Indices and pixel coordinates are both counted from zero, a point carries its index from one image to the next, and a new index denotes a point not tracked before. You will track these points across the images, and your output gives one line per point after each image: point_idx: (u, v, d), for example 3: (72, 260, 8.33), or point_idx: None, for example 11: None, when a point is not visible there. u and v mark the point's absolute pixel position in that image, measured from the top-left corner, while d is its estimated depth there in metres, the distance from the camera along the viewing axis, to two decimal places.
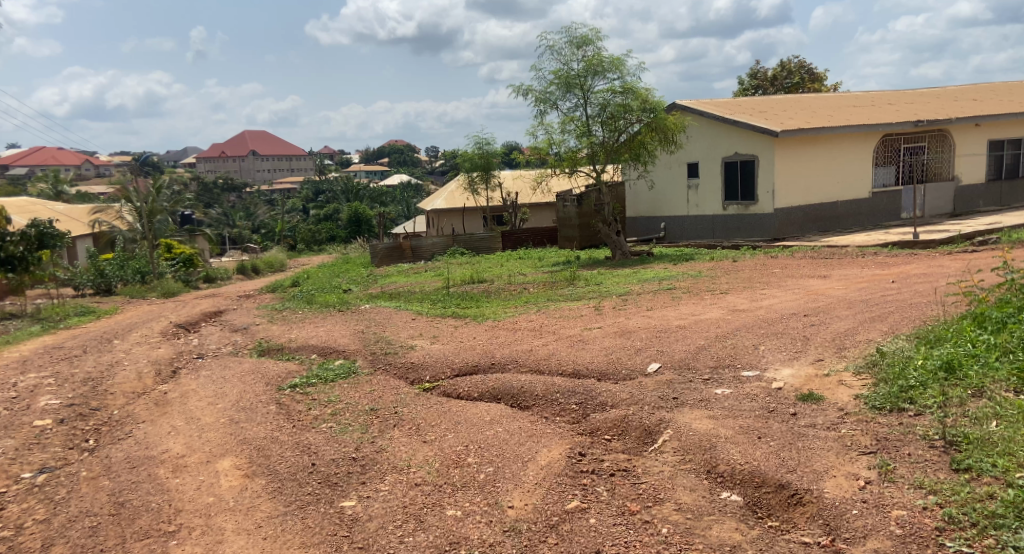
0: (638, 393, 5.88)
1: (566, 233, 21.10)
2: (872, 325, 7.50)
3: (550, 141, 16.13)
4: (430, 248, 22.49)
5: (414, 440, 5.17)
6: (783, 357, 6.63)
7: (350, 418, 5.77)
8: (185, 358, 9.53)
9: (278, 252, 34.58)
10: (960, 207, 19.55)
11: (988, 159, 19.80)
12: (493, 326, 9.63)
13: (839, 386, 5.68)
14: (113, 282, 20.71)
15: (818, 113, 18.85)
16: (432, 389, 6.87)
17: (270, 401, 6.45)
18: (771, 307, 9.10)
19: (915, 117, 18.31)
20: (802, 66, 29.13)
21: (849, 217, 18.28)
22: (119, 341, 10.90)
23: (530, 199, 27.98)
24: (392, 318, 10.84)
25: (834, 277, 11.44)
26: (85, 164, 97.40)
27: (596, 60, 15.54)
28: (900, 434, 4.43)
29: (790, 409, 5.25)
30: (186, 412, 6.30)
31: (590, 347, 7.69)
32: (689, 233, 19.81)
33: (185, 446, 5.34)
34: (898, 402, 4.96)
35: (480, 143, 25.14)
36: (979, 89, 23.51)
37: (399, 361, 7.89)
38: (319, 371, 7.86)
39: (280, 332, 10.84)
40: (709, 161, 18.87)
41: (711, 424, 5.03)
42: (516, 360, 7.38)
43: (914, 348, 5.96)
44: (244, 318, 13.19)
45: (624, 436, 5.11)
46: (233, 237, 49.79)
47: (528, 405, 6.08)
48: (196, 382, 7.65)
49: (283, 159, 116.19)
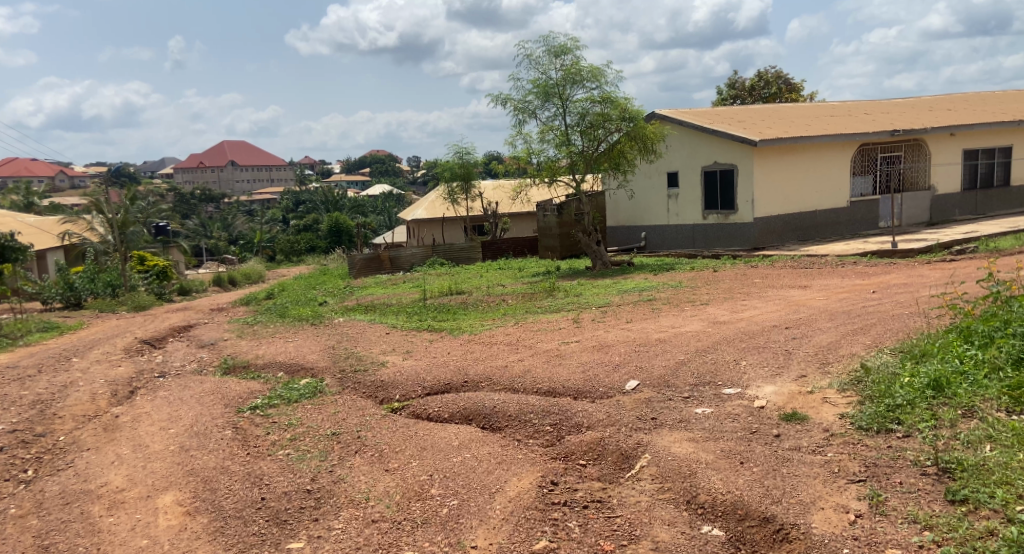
0: (616, 413, 5.60)
1: (546, 242, 20.84)
2: (855, 338, 7.29)
3: (529, 150, 15.87)
4: (408, 258, 22.08)
5: (375, 468, 4.85)
6: (766, 373, 6.37)
7: (309, 444, 5.45)
8: (146, 378, 9.11)
9: (256, 263, 34.03)
10: (937, 216, 19.55)
11: (963, 169, 19.85)
12: (469, 340, 9.32)
13: (823, 404, 5.43)
14: (83, 296, 20.10)
15: (796, 122, 18.79)
16: (401, 410, 6.54)
17: (227, 424, 6.10)
18: (751, 319, 8.87)
19: (891, 126, 18.31)
20: (779, 77, 29.23)
21: (828, 227, 18.19)
22: (78, 359, 10.45)
23: (510, 210, 27.74)
24: (365, 333, 10.49)
25: (814, 287, 11.26)
26: (60, 175, 95.66)
27: (574, 69, 15.36)
28: (891, 459, 4.18)
29: (773, 430, 4.99)
30: (135, 438, 5.93)
31: (567, 362, 7.39)
32: (669, 242, 19.65)
33: (127, 478, 4.98)
34: (886, 422, 4.72)
35: (460, 152, 24.84)
36: (953, 99, 23.64)
37: (368, 380, 7.53)
38: (283, 390, 7.49)
39: (247, 348, 10.44)
40: (689, 170, 18.73)
41: (692, 448, 4.75)
42: (490, 378, 7.05)
43: (900, 364, 5.74)
44: (211, 333, 12.75)
45: (600, 460, 4.82)
46: (210, 249, 48.99)
47: (500, 426, 5.78)
48: (152, 404, 7.26)
49: (262, 170, 115.23)
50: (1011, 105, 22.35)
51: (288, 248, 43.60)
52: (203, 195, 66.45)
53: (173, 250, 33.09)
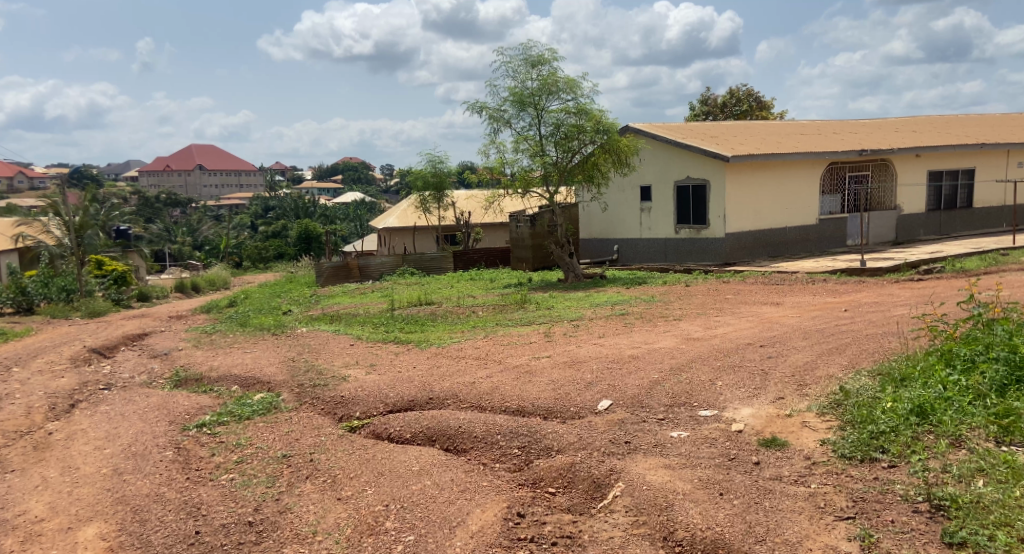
0: (588, 435, 5.29)
1: (519, 253, 20.57)
2: (831, 359, 7.09)
3: (502, 159, 15.61)
4: (378, 267, 21.64)
5: (326, 497, 4.51)
6: (742, 395, 6.11)
7: (256, 468, 5.17)
8: (90, 390, 8.95)
9: (221, 269, 33.23)
10: (903, 235, 19.69)
11: (928, 189, 20.03)
12: (436, 353, 8.97)
13: (802, 429, 5.19)
14: (36, 301, 19.41)
15: (768, 139, 18.78)
16: (360, 429, 6.17)
17: (168, 445, 5.91)
18: (725, 337, 8.65)
19: (861, 146, 18.40)
20: (750, 95, 29.46)
21: (798, 243, 18.19)
22: (19, 370, 10.14)
23: (482, 220, 27.41)
24: (328, 344, 10.06)
25: (787, 304, 11.11)
26: (19, 176, 93.15)
27: (551, 79, 15.14)
28: (879, 494, 3.95)
29: (751, 457, 4.73)
30: (64, 460, 5.79)
31: (538, 379, 7.05)
32: (641, 256, 19.50)
33: (48, 507, 4.60)
34: (869, 451, 4.48)
35: (433, 161, 24.51)
36: (919, 121, 23.93)
37: (327, 395, 7.13)
38: (235, 406, 7.17)
39: (202, 359, 10.02)
40: (662, 185, 18.63)
41: (668, 476, 4.47)
42: (456, 395, 6.70)
43: (879, 388, 5.53)
44: (166, 342, 12.24)
45: (570, 489, 4.54)
46: (174, 254, 47.96)
47: (465, 448, 5.45)
48: (90, 421, 7.27)
49: (231, 175, 113.65)
50: (974, 129, 22.70)
51: (256, 255, 42.85)
52: (168, 199, 65.21)
53: (134, 255, 32.25)
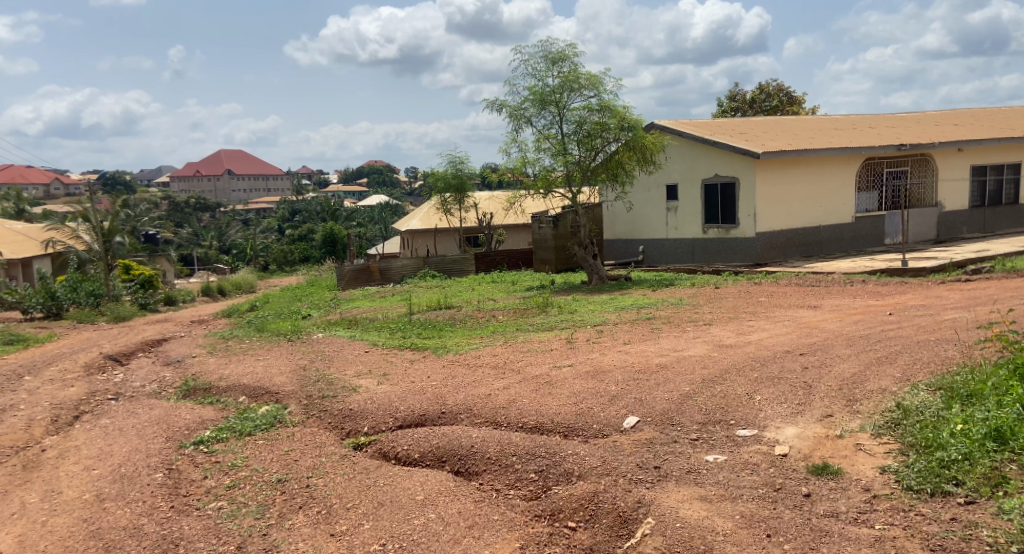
0: (612, 458, 4.72)
1: (541, 255, 20.01)
2: (881, 369, 6.45)
3: (523, 159, 15.08)
4: (399, 270, 21.23)
5: (319, 533, 4.14)
6: (785, 412, 5.50)
7: (247, 496, 4.73)
8: (97, 400, 8.63)
9: (247, 272, 34.18)
10: (944, 233, 18.80)
11: (971, 185, 19.09)
12: (452, 361, 8.45)
13: (857, 453, 4.58)
14: (64, 306, 19.26)
15: (800, 135, 18.01)
16: (365, 447, 5.69)
17: (159, 465, 5.49)
18: (760, 343, 8.03)
19: (899, 140, 17.56)
20: (781, 90, 28.63)
21: (833, 242, 17.41)
22: (30, 379, 9.82)
23: (504, 221, 26.88)
24: (342, 351, 9.62)
25: (825, 307, 10.43)
26: (54, 183, 94.74)
27: (572, 76, 14.57)
28: (962, 541, 3.40)
29: (802, 487, 4.14)
30: (50, 482, 5.46)
31: (558, 392, 6.51)
32: (668, 257, 18.86)
33: (16, 541, 4.33)
34: (941, 483, 3.90)
35: (455, 162, 24.05)
36: (959, 115, 22.92)
37: (335, 408, 6.65)
38: (238, 420, 6.73)
39: (214, 366, 9.64)
40: (689, 183, 17.95)
41: (705, 511, 3.91)
42: (470, 409, 6.18)
43: (944, 406, 4.89)
44: (182, 349, 11.89)
45: (592, 523, 4.04)
46: (201, 258, 48.15)
47: (477, 471, 4.92)
48: (86, 436, 6.91)
49: (259, 179, 114.64)
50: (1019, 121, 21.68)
51: (282, 258, 42.80)
52: (198, 204, 65.70)
53: (161, 260, 32.17)
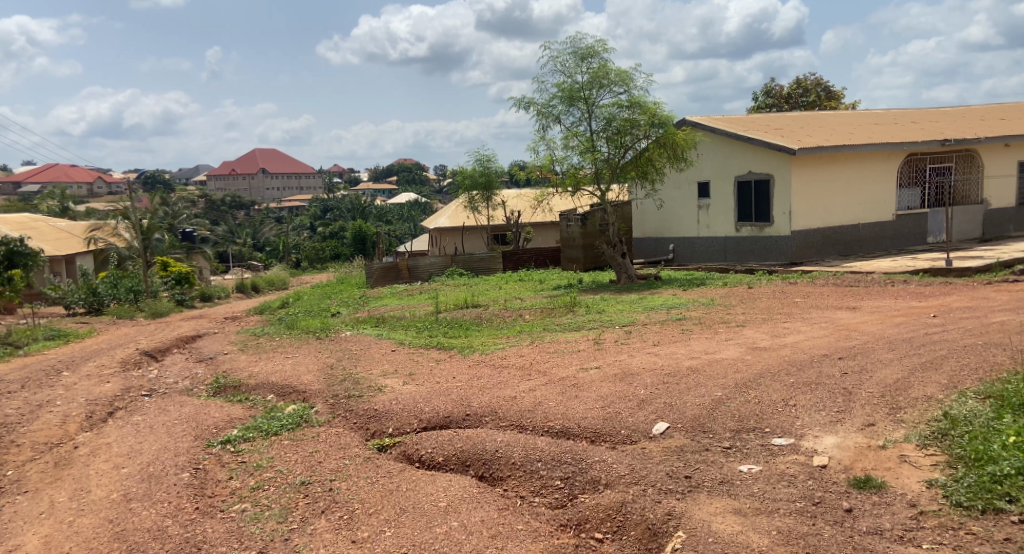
0: (641, 466, 4.57)
1: (571, 253, 19.81)
2: (925, 375, 6.18)
3: (552, 157, 14.92)
4: (427, 268, 21.21)
5: (341, 539, 4.08)
6: (823, 420, 5.28)
7: (271, 498, 4.68)
8: (131, 396, 8.73)
9: (281, 269, 34.60)
10: (990, 232, 18.17)
11: (1018, 182, 18.41)
12: (478, 361, 8.35)
13: (902, 466, 4.37)
14: (105, 301, 19.65)
15: (838, 130, 17.54)
16: (389, 449, 5.61)
17: (186, 465, 5.48)
18: (796, 346, 7.78)
19: (942, 135, 16.99)
20: (819, 84, 27.97)
21: (872, 241, 16.94)
22: (67, 375, 9.98)
23: (533, 218, 26.72)
24: (369, 350, 9.59)
25: (865, 309, 10.10)
26: (97, 181, 97.10)
27: (601, 72, 14.37)
28: None
29: (842, 502, 3.95)
30: (80, 480, 5.50)
31: (585, 395, 6.36)
32: (700, 255, 18.53)
33: (42, 543, 4.35)
34: (993, 499, 3.69)
35: (482, 160, 24.02)
36: (1005, 109, 22.15)
37: (360, 407, 6.59)
38: (264, 419, 6.71)
39: (244, 364, 9.68)
40: (722, 180, 17.60)
41: (738, 525, 3.76)
42: (495, 412, 6.06)
43: (994, 416, 4.64)
44: (214, 345, 11.99)
45: (621, 536, 3.93)
46: (236, 255, 48.86)
47: (502, 477, 4.81)
48: (118, 433, 6.96)
49: (293, 177, 116.09)
50: None
51: (314, 255, 43.21)
52: (234, 202, 66.72)
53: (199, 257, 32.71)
